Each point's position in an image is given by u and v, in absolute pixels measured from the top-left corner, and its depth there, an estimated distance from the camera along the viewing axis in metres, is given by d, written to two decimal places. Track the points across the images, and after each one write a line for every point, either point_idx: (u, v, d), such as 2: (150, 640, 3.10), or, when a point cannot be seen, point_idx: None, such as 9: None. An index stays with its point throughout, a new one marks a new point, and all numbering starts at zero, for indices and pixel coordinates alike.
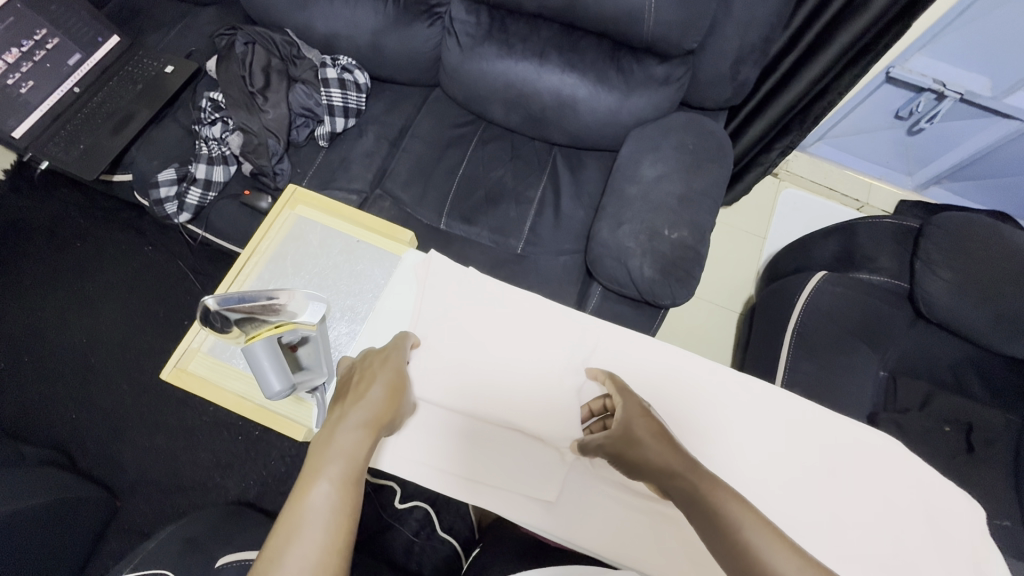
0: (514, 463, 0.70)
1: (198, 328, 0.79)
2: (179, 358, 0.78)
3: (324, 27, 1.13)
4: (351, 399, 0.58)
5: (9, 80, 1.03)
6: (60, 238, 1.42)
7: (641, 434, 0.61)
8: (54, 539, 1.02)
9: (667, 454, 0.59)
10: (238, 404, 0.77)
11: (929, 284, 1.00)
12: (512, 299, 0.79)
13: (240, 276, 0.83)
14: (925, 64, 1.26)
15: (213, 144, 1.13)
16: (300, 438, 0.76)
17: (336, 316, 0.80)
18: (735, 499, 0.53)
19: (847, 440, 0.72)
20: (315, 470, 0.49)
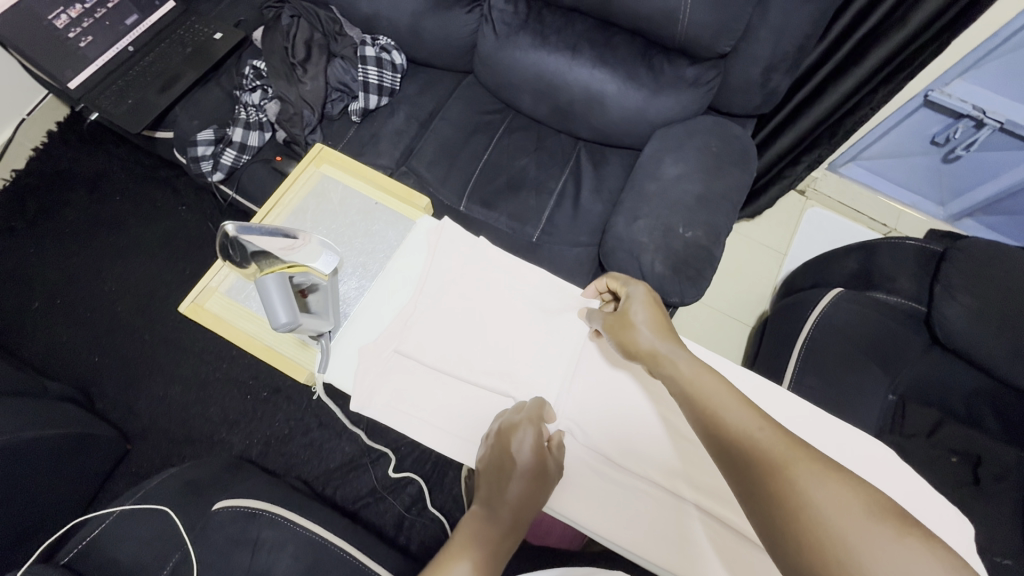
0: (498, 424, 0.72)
1: (218, 269, 0.83)
2: (197, 295, 0.82)
3: (367, 7, 1.17)
4: (493, 489, 0.60)
5: (71, 34, 1.12)
6: (101, 191, 1.49)
7: (638, 323, 0.65)
8: (66, 469, 1.07)
9: (656, 338, 0.63)
10: (247, 342, 0.80)
11: (947, 308, 0.99)
12: (520, 272, 0.81)
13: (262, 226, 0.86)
14: (966, 90, 1.24)
15: (252, 109, 1.17)
16: (302, 380, 0.79)
17: (348, 271, 0.83)
18: (720, 382, 0.55)
19: (840, 440, 0.75)
20: (454, 555, 0.55)
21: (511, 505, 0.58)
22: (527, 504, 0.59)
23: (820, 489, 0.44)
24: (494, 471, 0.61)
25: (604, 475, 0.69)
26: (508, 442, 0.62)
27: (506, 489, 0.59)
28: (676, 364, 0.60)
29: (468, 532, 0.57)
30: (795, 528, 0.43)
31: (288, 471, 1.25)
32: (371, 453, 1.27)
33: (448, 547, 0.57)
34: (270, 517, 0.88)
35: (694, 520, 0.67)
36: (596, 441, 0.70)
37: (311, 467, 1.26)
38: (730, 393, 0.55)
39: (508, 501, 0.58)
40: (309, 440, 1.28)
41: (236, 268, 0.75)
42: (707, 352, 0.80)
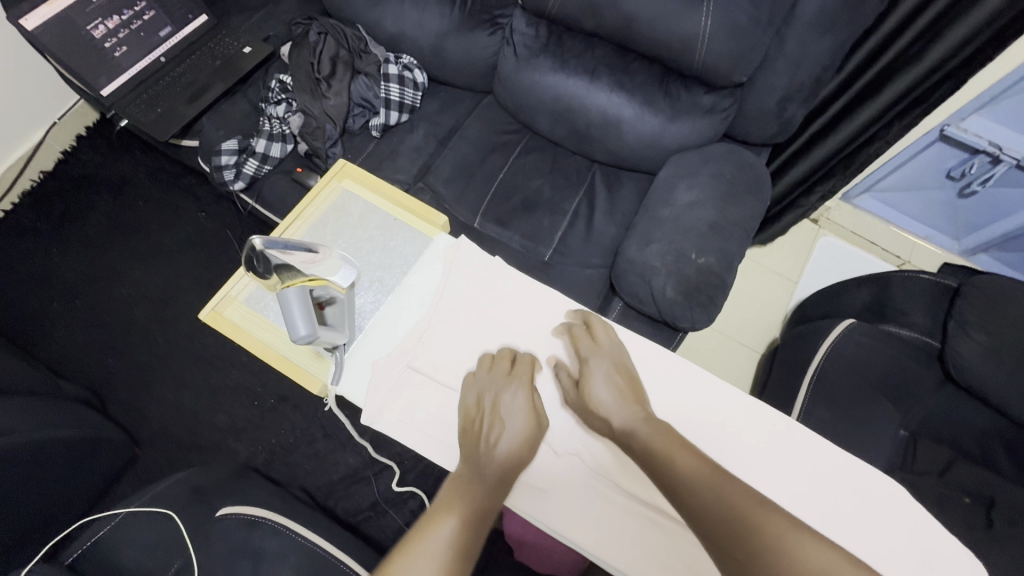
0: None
1: (238, 278, 0.85)
2: (217, 302, 0.83)
3: (391, 26, 1.21)
4: (483, 447, 0.64)
5: (106, 44, 1.15)
6: (125, 196, 1.53)
7: (601, 386, 0.70)
8: (75, 469, 1.08)
9: (622, 402, 0.68)
10: (263, 351, 0.81)
11: (961, 345, 0.98)
12: (534, 292, 0.82)
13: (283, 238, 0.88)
14: (982, 125, 1.24)
15: (276, 122, 1.20)
16: (315, 392, 0.80)
17: (364, 285, 0.84)
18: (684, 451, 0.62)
19: (846, 474, 0.74)
20: (443, 507, 0.57)
21: (501, 460, 0.62)
22: (516, 462, 0.63)
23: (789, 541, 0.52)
24: (485, 430, 0.65)
25: (612, 501, 0.69)
26: (500, 399, 0.68)
27: (495, 446, 0.63)
28: (643, 438, 0.64)
29: (456, 491, 0.60)
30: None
31: (291, 481, 1.25)
32: (375, 466, 1.26)
33: (434, 505, 0.58)
34: (272, 526, 0.88)
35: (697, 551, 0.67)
36: (605, 466, 0.71)
37: (314, 477, 1.26)
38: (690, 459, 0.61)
39: (498, 456, 0.63)
40: (313, 450, 1.29)
41: (257, 279, 0.77)
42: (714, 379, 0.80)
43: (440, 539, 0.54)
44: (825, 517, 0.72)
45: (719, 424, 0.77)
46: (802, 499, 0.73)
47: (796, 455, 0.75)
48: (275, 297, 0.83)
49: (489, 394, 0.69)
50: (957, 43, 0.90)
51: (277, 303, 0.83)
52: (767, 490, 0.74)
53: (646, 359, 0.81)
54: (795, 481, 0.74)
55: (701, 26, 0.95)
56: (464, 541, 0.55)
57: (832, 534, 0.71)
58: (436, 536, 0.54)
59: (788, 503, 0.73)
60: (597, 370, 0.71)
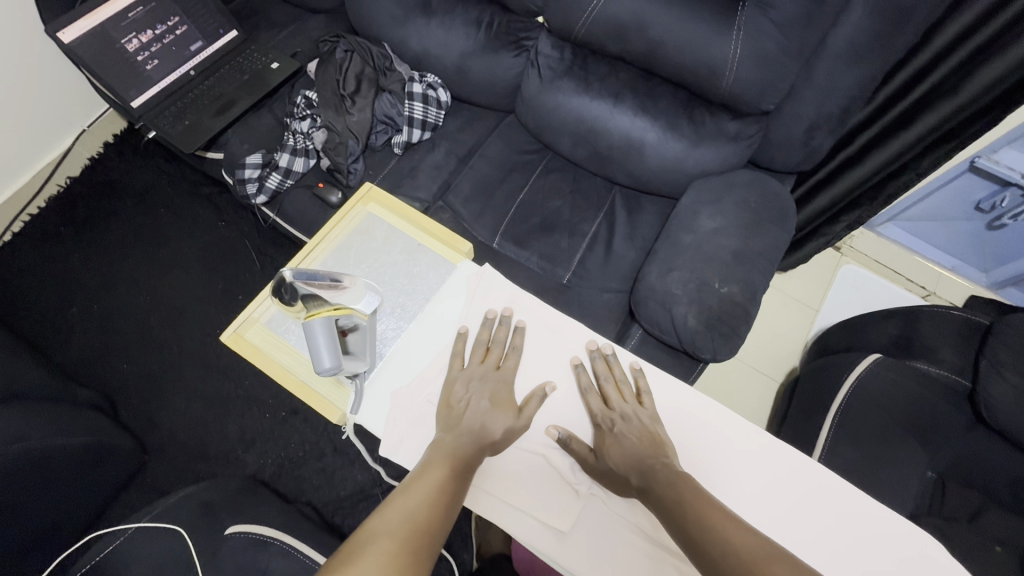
0: (527, 484, 0.71)
1: (260, 300, 0.85)
2: (238, 325, 0.83)
3: (417, 45, 1.22)
4: (467, 417, 0.69)
5: (138, 57, 1.18)
6: (148, 203, 1.55)
7: (626, 447, 0.68)
8: (85, 477, 1.08)
9: (642, 456, 0.66)
10: (284, 376, 0.81)
11: (994, 387, 0.94)
12: (556, 324, 0.81)
13: (306, 260, 0.88)
14: (1013, 158, 1.22)
15: (300, 137, 1.21)
16: (334, 420, 0.79)
17: (386, 311, 0.84)
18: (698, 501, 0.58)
19: (873, 521, 0.71)
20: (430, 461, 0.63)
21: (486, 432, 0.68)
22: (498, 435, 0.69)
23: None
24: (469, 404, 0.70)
25: (631, 544, 0.68)
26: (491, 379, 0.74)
27: (483, 419, 0.69)
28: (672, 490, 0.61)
29: (443, 452, 0.64)
30: None
31: (299, 496, 1.24)
32: (383, 484, 1.25)
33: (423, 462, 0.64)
34: (280, 546, 0.88)
35: None
36: (625, 507, 0.69)
37: (322, 493, 1.25)
38: (706, 511, 0.57)
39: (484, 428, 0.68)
40: (322, 466, 1.27)
41: (282, 306, 0.80)
42: (738, 419, 0.78)
43: (426, 486, 0.58)
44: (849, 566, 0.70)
45: (740, 467, 0.75)
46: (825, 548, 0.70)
47: (821, 498, 0.73)
48: (297, 322, 0.83)
49: (474, 382, 0.73)
50: (996, 78, 0.89)
51: (298, 327, 0.83)
52: (789, 536, 0.71)
53: (669, 396, 0.79)
54: (820, 529, 0.71)
55: (729, 54, 0.94)
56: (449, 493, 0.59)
57: None
58: (422, 483, 0.59)
59: (810, 552, 0.70)
60: (618, 429, 0.70)
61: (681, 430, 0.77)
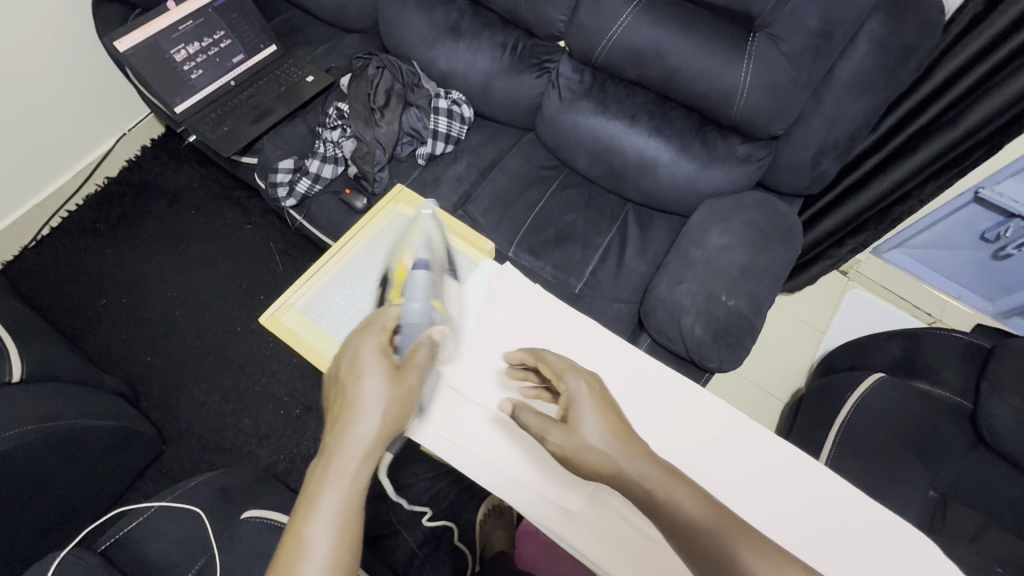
0: (541, 468, 0.74)
1: (297, 287, 0.92)
2: (276, 308, 0.90)
3: (445, 64, 1.30)
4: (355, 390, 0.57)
5: (185, 67, 1.26)
6: (179, 204, 1.62)
7: (590, 435, 0.61)
8: (107, 460, 1.12)
9: (626, 449, 0.61)
10: (316, 358, 0.86)
11: (994, 409, 0.97)
12: (574, 320, 0.86)
13: (341, 252, 0.96)
14: (1016, 189, 1.27)
15: (330, 146, 1.28)
16: None
17: None
18: (696, 498, 0.58)
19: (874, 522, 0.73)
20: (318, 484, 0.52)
21: (364, 441, 0.54)
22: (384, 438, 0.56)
23: None
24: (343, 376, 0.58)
25: (640, 530, 0.70)
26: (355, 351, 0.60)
27: (349, 431, 0.54)
28: (660, 492, 0.58)
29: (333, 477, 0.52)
30: None
31: None
32: (391, 484, 1.27)
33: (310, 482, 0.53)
34: None
35: None
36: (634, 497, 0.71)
37: None
38: (702, 505, 0.57)
39: (360, 437, 0.54)
40: None
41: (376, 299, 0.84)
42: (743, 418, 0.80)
43: (317, 554, 0.48)
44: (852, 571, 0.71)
45: (740, 462, 0.77)
46: (827, 544, 0.72)
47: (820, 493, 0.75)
48: (331, 309, 0.90)
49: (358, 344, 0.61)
50: (993, 111, 0.93)
51: (331, 313, 0.90)
52: (801, 540, 0.73)
53: (678, 394, 0.82)
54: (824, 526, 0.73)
55: (741, 81, 1.00)
56: (345, 558, 0.49)
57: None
58: (309, 551, 0.48)
59: (816, 548, 0.72)
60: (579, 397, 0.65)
61: (693, 434, 0.79)
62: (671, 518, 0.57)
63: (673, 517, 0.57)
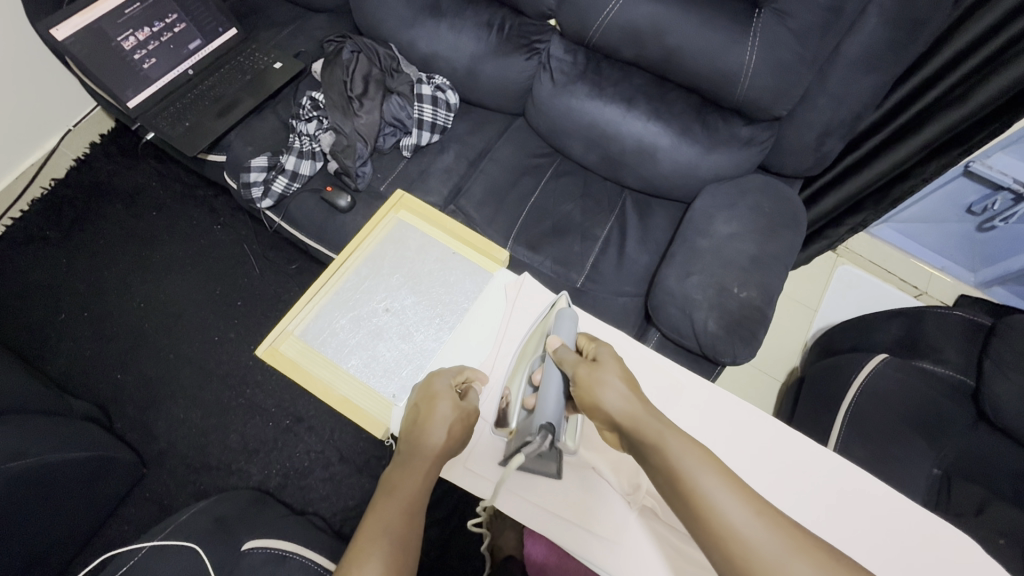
0: (585, 502, 0.73)
1: (295, 313, 0.85)
2: (274, 338, 0.83)
3: (426, 47, 1.20)
4: (431, 417, 0.67)
5: (135, 56, 1.13)
6: (138, 206, 1.49)
7: (607, 375, 0.64)
8: (83, 493, 1.04)
9: (630, 396, 0.62)
10: (324, 393, 0.80)
11: (999, 385, 0.98)
12: (601, 333, 0.85)
13: (341, 269, 0.89)
14: (1006, 162, 1.28)
15: (306, 139, 1.18)
16: (378, 435, 0.79)
17: (427, 321, 0.86)
18: (691, 444, 0.57)
19: (898, 511, 0.74)
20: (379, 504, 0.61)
21: (428, 451, 0.65)
22: (444, 451, 0.66)
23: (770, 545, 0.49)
24: (420, 408, 0.70)
25: (687, 557, 0.69)
26: (430, 385, 0.72)
27: (418, 448, 0.65)
28: (657, 432, 0.58)
29: (394, 489, 0.62)
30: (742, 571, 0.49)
31: (306, 507, 1.21)
32: None
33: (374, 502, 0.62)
34: (302, 560, 0.86)
35: None
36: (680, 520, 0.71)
37: (330, 503, 1.22)
38: (697, 452, 0.56)
39: (425, 448, 0.65)
40: (328, 475, 1.24)
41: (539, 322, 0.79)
42: (760, 416, 0.81)
43: (378, 544, 0.56)
44: (873, 557, 0.72)
45: (764, 459, 0.78)
46: (858, 537, 0.73)
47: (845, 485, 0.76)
48: (335, 335, 0.84)
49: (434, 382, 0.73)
50: (1005, 86, 0.91)
51: (335, 339, 0.84)
52: (831, 532, 0.73)
53: (696, 396, 0.82)
54: (852, 517, 0.74)
55: (746, 60, 0.95)
56: (402, 543, 0.58)
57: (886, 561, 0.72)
58: (372, 541, 0.57)
59: (848, 542, 0.73)
60: (604, 357, 0.67)
61: (717, 435, 0.79)
62: (662, 459, 0.56)
63: (662, 454, 0.56)
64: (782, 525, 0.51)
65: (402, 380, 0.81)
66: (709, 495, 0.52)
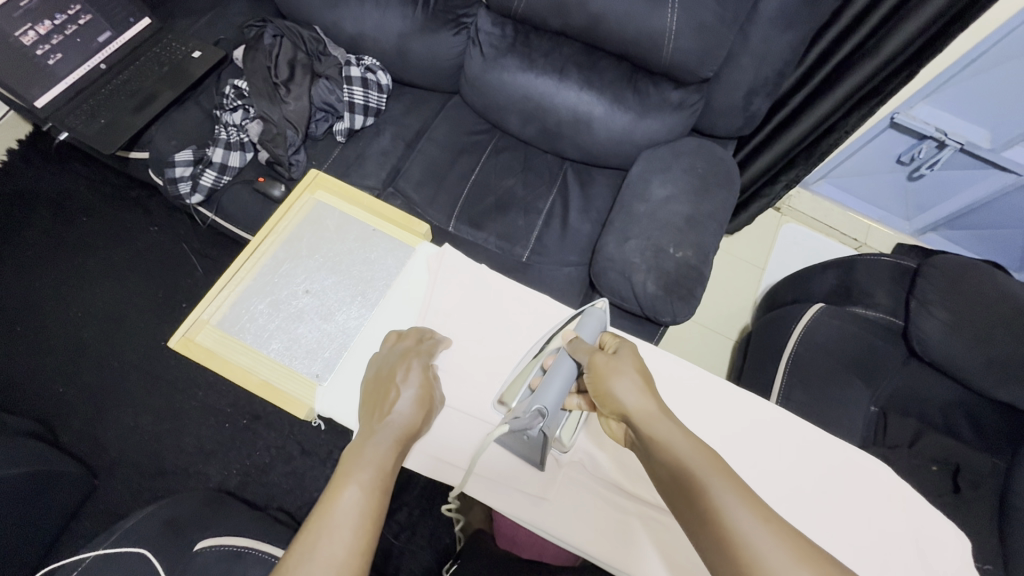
0: (511, 465, 0.73)
1: (209, 301, 0.84)
2: (189, 328, 0.82)
3: (351, 27, 1.17)
4: (396, 407, 0.64)
5: (38, 51, 1.05)
6: (66, 212, 1.42)
7: (625, 367, 0.64)
8: (32, 510, 1.01)
9: (644, 391, 0.62)
10: (244, 378, 0.80)
11: (924, 323, 1.03)
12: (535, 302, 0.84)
13: (257, 253, 0.88)
14: (928, 112, 1.32)
15: (233, 130, 1.14)
16: (302, 415, 0.79)
17: (348, 301, 0.86)
18: (703, 445, 0.54)
19: (834, 453, 0.76)
20: (346, 476, 0.56)
21: (398, 425, 0.63)
22: (415, 427, 0.64)
23: (777, 556, 0.45)
24: (383, 393, 0.66)
25: (624, 510, 0.71)
26: (393, 371, 0.68)
27: (383, 428, 0.62)
28: (668, 432, 0.57)
29: (360, 463, 0.58)
30: None
31: (270, 504, 1.19)
32: None
33: (335, 476, 0.57)
34: (256, 555, 0.86)
35: (667, 533, 0.70)
36: (607, 470, 0.73)
37: (294, 497, 1.20)
38: (707, 453, 0.54)
39: (395, 422, 0.63)
40: (291, 469, 1.23)
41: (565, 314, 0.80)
42: (698, 370, 0.82)
43: (345, 518, 0.53)
44: (816, 504, 0.73)
45: (707, 414, 0.79)
46: (796, 484, 0.74)
47: (786, 434, 0.78)
48: (252, 321, 0.83)
49: (387, 367, 0.70)
50: (912, 34, 0.94)
51: (253, 326, 0.83)
52: (771, 484, 0.74)
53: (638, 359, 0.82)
54: (792, 464, 0.75)
55: (668, 23, 0.95)
56: (370, 519, 0.54)
57: (827, 505, 0.73)
58: (338, 514, 0.53)
59: (788, 491, 0.74)
60: (622, 352, 0.67)
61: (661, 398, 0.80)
62: (670, 456, 0.55)
63: (672, 452, 0.55)
64: (794, 536, 0.46)
65: (324, 360, 0.81)
66: (713, 493, 0.50)
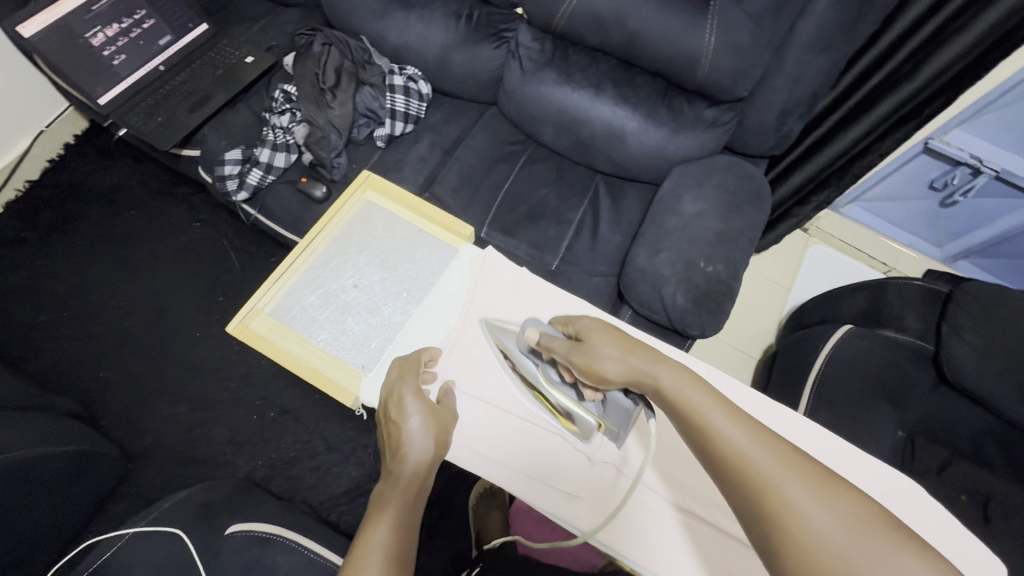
0: (545, 462, 0.74)
1: (265, 290, 0.88)
2: (244, 315, 0.86)
3: (395, 38, 1.22)
4: (405, 435, 0.65)
5: (105, 52, 1.13)
6: (116, 205, 1.49)
7: (600, 341, 0.65)
8: (72, 487, 1.05)
9: (627, 349, 0.64)
10: (294, 364, 0.84)
11: (954, 348, 1.02)
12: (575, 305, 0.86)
13: (310, 247, 0.92)
14: (963, 139, 1.31)
15: (280, 132, 1.20)
16: (348, 404, 0.82)
17: (394, 296, 0.89)
18: (693, 383, 0.58)
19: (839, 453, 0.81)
20: (372, 519, 0.57)
21: (413, 455, 0.63)
22: (431, 453, 0.65)
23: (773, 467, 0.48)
24: (389, 429, 0.67)
25: (655, 512, 0.71)
26: (395, 403, 0.69)
27: (397, 461, 0.63)
28: (660, 381, 0.60)
29: (386, 504, 0.59)
30: (749, 498, 0.48)
31: (294, 496, 1.22)
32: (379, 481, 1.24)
33: (365, 520, 0.58)
34: (284, 543, 0.88)
35: (699, 537, 0.70)
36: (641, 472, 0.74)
37: (317, 492, 1.23)
38: (696, 392, 0.57)
39: (409, 453, 0.63)
40: (316, 464, 1.26)
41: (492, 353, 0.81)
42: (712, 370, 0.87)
43: (376, 552, 0.54)
44: None
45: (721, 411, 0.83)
46: None
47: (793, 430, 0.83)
48: (304, 311, 0.87)
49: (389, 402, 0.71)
50: (949, 61, 0.95)
51: (304, 316, 0.87)
52: None
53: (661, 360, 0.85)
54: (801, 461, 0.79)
55: (704, 43, 0.97)
56: (398, 553, 0.54)
57: None
58: (369, 552, 0.54)
59: None
60: (588, 331, 0.68)
61: None
62: (667, 402, 0.58)
63: (667, 398, 0.58)
64: (785, 451, 0.50)
65: (371, 352, 0.85)
66: (709, 426, 0.53)
